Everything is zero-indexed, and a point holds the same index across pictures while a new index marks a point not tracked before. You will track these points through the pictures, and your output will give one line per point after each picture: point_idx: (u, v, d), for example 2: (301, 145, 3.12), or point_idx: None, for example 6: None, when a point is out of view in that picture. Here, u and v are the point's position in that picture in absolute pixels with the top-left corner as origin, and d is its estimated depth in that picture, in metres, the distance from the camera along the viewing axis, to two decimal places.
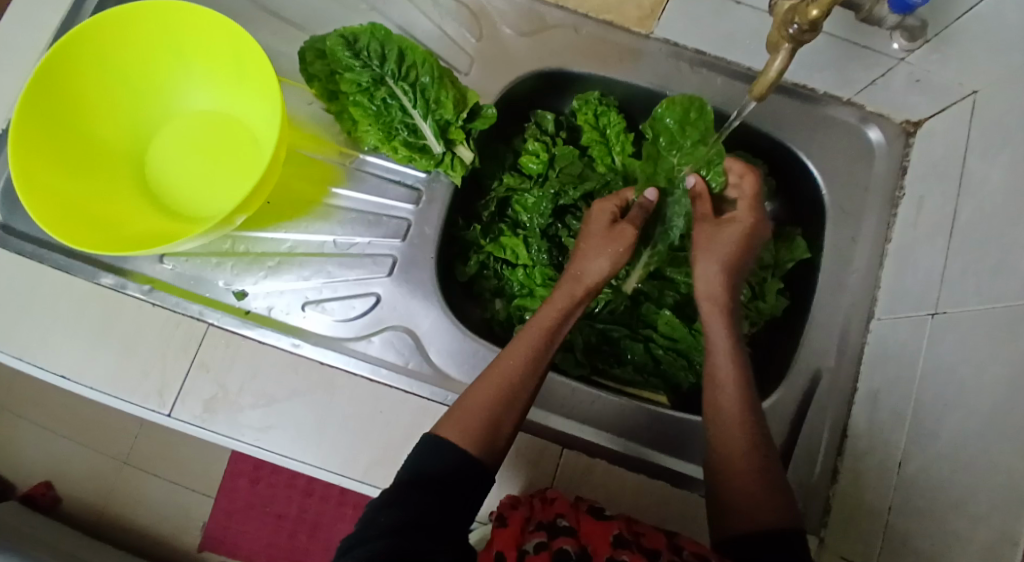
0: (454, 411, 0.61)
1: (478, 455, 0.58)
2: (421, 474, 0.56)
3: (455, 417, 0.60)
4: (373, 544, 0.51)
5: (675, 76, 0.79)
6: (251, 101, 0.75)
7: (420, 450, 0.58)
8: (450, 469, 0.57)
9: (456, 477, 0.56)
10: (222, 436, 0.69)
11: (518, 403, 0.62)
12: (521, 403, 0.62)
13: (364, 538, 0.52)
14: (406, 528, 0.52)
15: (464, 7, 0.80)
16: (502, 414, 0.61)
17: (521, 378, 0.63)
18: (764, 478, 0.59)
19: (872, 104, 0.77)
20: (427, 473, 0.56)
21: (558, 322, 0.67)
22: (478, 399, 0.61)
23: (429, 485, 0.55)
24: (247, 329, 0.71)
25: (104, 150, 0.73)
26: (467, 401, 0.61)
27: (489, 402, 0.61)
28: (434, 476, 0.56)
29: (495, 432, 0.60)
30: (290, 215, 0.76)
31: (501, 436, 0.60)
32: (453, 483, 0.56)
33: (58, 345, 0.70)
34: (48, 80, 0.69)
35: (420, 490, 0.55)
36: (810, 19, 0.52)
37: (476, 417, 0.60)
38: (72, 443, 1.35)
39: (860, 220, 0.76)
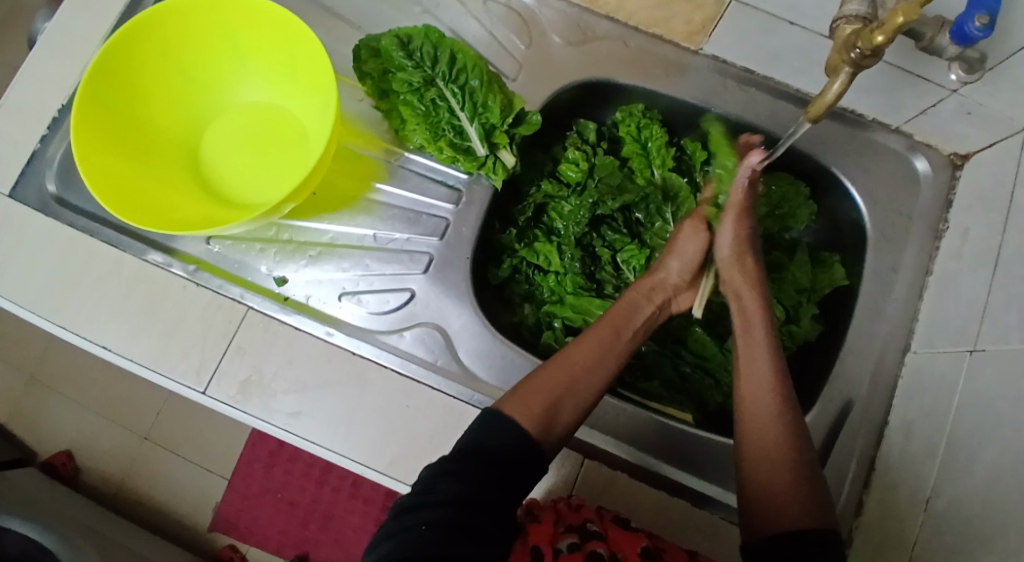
0: (519, 390, 0.63)
1: (537, 436, 0.60)
2: (480, 446, 0.58)
3: (522, 395, 0.62)
4: (432, 514, 0.53)
5: (720, 93, 0.79)
6: (304, 95, 0.76)
7: (480, 423, 0.60)
8: (508, 446, 0.58)
9: (514, 456, 0.58)
10: (253, 418, 0.70)
11: (582, 390, 0.64)
12: (584, 394, 0.64)
13: (424, 504, 0.54)
14: (464, 501, 0.54)
15: (515, 14, 0.81)
16: (566, 403, 0.63)
17: (587, 371, 0.65)
18: (791, 461, 0.58)
19: (921, 133, 0.76)
20: (485, 446, 0.58)
21: (628, 317, 0.70)
22: (543, 380, 0.63)
23: (489, 459, 0.57)
24: (286, 314, 0.73)
25: (160, 135, 0.75)
26: (534, 382, 0.63)
27: (556, 387, 0.63)
28: (493, 450, 0.58)
29: (558, 417, 0.62)
30: (332, 207, 0.77)
31: (562, 422, 0.62)
32: (510, 460, 0.58)
33: (102, 318, 0.72)
34: (110, 65, 0.71)
35: (480, 462, 0.56)
36: (874, 45, 0.52)
37: (541, 397, 0.62)
38: (98, 416, 1.38)
39: (902, 249, 0.76)
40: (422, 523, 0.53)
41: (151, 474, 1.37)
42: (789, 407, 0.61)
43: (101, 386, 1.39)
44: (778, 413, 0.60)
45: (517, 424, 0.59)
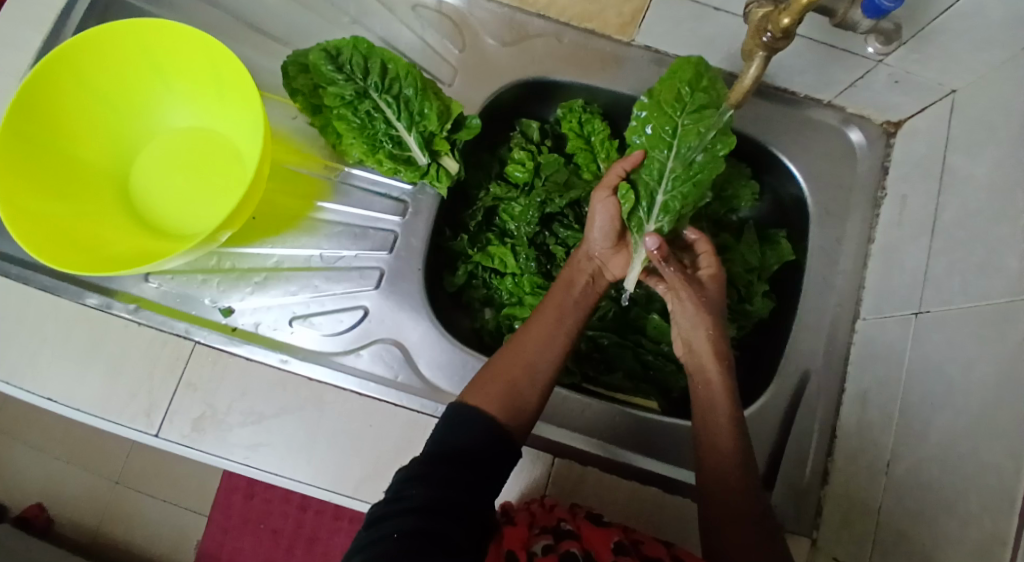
0: (479, 381, 0.63)
1: (502, 422, 0.60)
2: (447, 446, 0.57)
3: (481, 385, 0.62)
4: (402, 523, 0.52)
5: (655, 81, 0.80)
6: (234, 117, 0.74)
7: (447, 423, 0.59)
8: (473, 437, 0.58)
9: (481, 448, 0.57)
10: (211, 455, 0.68)
11: (540, 376, 0.64)
12: (544, 379, 0.64)
13: (393, 513, 0.53)
14: (432, 506, 0.53)
15: (445, 19, 0.81)
16: (525, 384, 0.63)
17: (541, 355, 0.65)
18: (746, 483, 0.63)
19: (852, 106, 0.77)
20: (452, 446, 0.57)
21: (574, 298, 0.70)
22: (498, 368, 0.63)
23: (457, 458, 0.56)
24: (235, 346, 0.71)
25: (87, 173, 0.72)
26: (490, 374, 0.63)
27: (512, 371, 0.63)
28: (460, 448, 0.57)
29: (520, 400, 0.62)
30: (277, 229, 0.76)
31: (524, 403, 0.62)
32: (479, 456, 0.57)
33: (44, 367, 0.69)
34: (27, 104, 0.69)
35: (449, 463, 0.56)
36: (783, 27, 0.52)
37: (499, 386, 0.62)
38: (62, 462, 1.34)
39: (845, 221, 0.77)
40: (391, 533, 0.52)
41: (125, 516, 1.33)
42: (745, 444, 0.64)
43: (65, 430, 1.35)
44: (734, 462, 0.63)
45: (482, 415, 0.59)
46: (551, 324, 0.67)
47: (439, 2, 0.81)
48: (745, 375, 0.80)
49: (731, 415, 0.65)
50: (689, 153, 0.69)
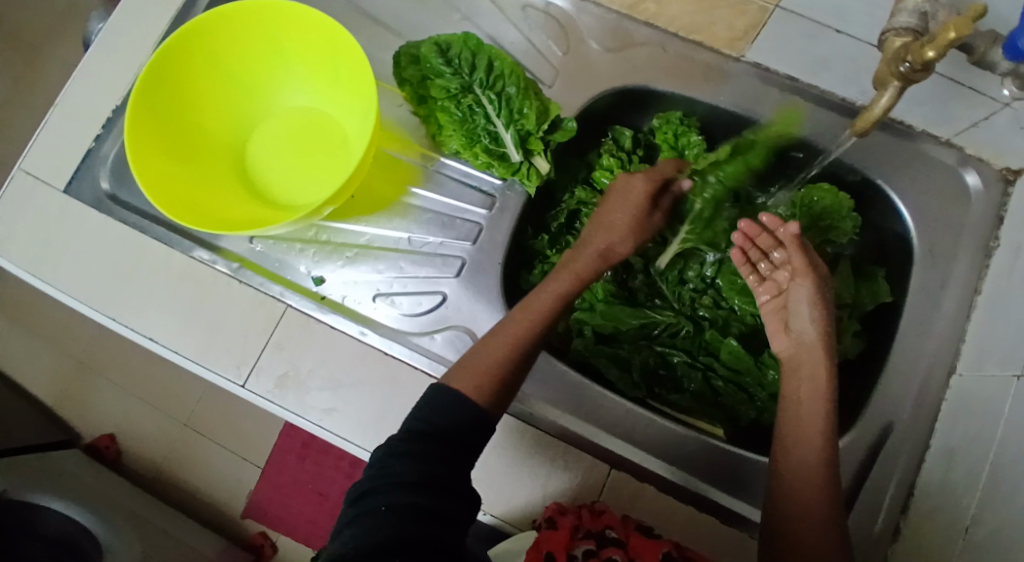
0: (463, 367, 0.64)
1: (488, 407, 0.61)
2: (430, 425, 0.57)
3: (466, 373, 0.63)
4: (391, 497, 0.52)
5: (762, 99, 0.77)
6: (346, 102, 0.78)
7: (428, 401, 0.59)
8: (460, 422, 0.57)
9: (462, 429, 0.57)
10: (289, 411, 0.71)
11: (526, 359, 0.65)
12: (527, 364, 0.66)
13: (380, 488, 0.53)
14: (423, 483, 0.53)
15: (553, 20, 0.81)
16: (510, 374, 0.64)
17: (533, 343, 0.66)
18: (830, 518, 0.60)
19: (972, 147, 0.74)
20: (437, 425, 0.57)
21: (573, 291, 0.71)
22: (483, 360, 0.64)
23: (443, 438, 0.56)
24: (322, 314, 0.74)
25: (207, 140, 0.77)
26: (477, 359, 0.64)
27: (497, 362, 0.64)
28: (446, 428, 0.57)
29: (503, 391, 0.63)
30: (370, 209, 0.78)
31: (506, 392, 0.63)
32: (461, 436, 0.57)
33: (150, 311, 0.74)
34: (163, 70, 0.73)
35: (435, 442, 0.56)
36: (924, 60, 0.50)
37: (485, 372, 0.63)
38: (139, 401, 1.42)
39: (951, 268, 0.73)
40: (381, 506, 0.52)
41: (189, 462, 1.40)
42: (832, 483, 0.61)
43: (145, 374, 1.43)
44: (818, 492, 0.60)
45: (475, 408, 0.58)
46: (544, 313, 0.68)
47: (549, 4, 0.81)
48: None
49: (822, 447, 0.62)
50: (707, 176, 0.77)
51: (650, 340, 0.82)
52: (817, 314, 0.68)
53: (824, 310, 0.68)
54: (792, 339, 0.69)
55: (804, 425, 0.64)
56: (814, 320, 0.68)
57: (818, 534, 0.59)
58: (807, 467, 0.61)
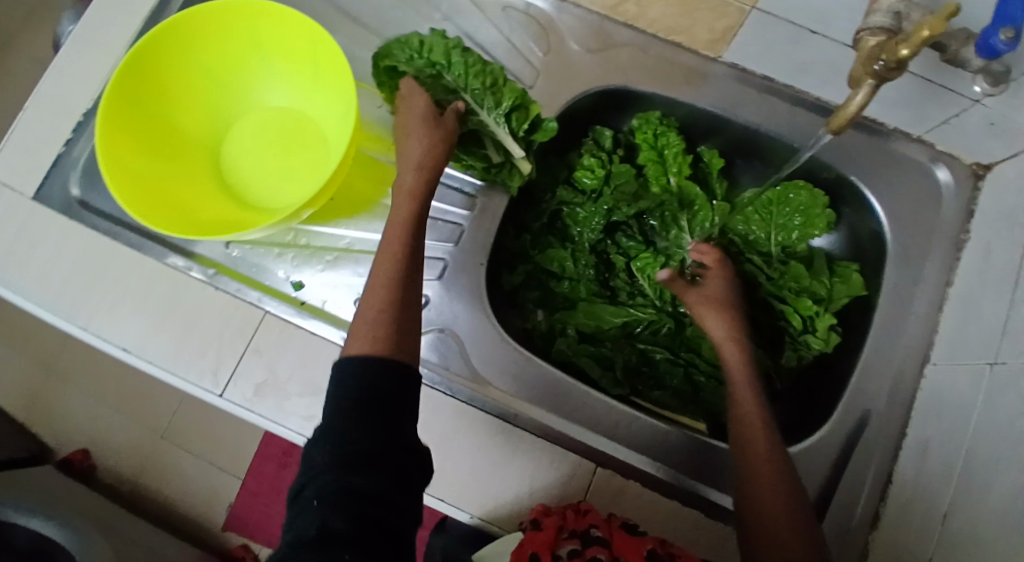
0: (353, 334, 0.57)
1: (397, 354, 0.54)
2: (351, 396, 0.51)
3: (355, 338, 0.56)
4: (321, 487, 0.47)
5: (740, 100, 0.78)
6: (326, 102, 0.77)
7: (338, 375, 0.53)
8: (378, 382, 0.51)
9: (382, 390, 0.51)
10: (268, 419, 0.70)
11: (404, 291, 0.59)
12: (408, 300, 0.59)
13: (311, 481, 0.48)
14: (350, 466, 0.47)
15: (534, 21, 0.81)
16: (399, 314, 0.57)
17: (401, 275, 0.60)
18: (794, 509, 0.58)
19: (943, 144, 0.75)
20: (356, 393, 0.51)
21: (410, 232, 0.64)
22: (365, 319, 0.57)
23: (363, 404, 0.50)
24: (302, 319, 0.73)
25: (182, 140, 0.76)
26: (359, 326, 0.57)
27: (379, 315, 0.57)
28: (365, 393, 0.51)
29: (402, 338, 0.56)
30: (349, 213, 0.78)
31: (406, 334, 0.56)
32: (383, 399, 0.51)
33: (123, 319, 0.73)
34: (138, 69, 0.71)
35: (347, 415, 0.49)
36: (898, 58, 0.50)
37: (376, 327, 0.56)
38: (114, 411, 1.40)
39: (924, 261, 0.75)
40: (312, 500, 0.46)
41: (166, 470, 1.38)
42: (792, 480, 0.61)
43: (120, 381, 1.41)
44: (774, 487, 0.60)
45: (366, 356, 0.53)
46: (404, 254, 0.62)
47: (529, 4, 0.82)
48: (800, 406, 0.79)
49: (767, 440, 0.64)
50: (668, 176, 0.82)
51: (632, 338, 0.83)
52: (727, 337, 0.73)
53: (734, 334, 0.73)
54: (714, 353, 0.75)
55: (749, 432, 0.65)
56: (726, 341, 0.73)
57: (784, 527, 0.57)
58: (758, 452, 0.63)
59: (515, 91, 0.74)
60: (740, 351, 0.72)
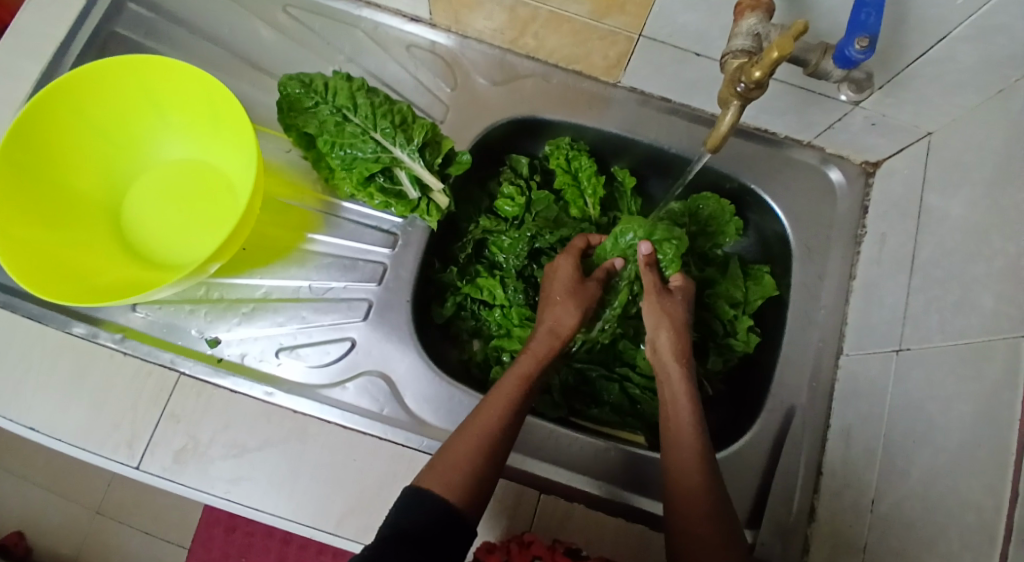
0: (436, 465, 0.61)
1: (462, 507, 0.58)
2: (399, 527, 0.55)
3: (438, 467, 0.61)
4: None
5: (642, 122, 0.81)
6: (227, 151, 0.76)
7: (399, 504, 0.57)
8: (428, 523, 0.56)
9: (431, 530, 0.56)
10: (192, 488, 0.68)
11: (500, 451, 0.63)
12: (501, 452, 0.63)
13: None
14: None
15: (438, 57, 0.83)
16: (489, 463, 0.61)
17: (502, 434, 0.63)
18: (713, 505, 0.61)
19: (832, 146, 0.80)
20: (404, 525, 0.55)
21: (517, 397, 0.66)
22: (457, 452, 0.61)
23: (410, 538, 0.54)
24: (219, 377, 0.71)
25: (80, 203, 0.73)
26: (449, 454, 0.61)
27: (473, 451, 0.61)
28: (412, 528, 0.55)
29: (481, 484, 0.60)
30: (265, 261, 0.77)
31: (484, 488, 0.61)
32: (429, 536, 0.55)
33: (29, 398, 0.69)
34: (26, 133, 0.70)
35: (399, 543, 0.53)
36: (755, 79, 0.53)
37: (459, 469, 0.60)
38: (41, 492, 1.32)
39: (827, 259, 0.79)
40: None
41: (105, 548, 1.31)
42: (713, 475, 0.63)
43: (46, 459, 1.33)
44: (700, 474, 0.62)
45: (438, 500, 0.57)
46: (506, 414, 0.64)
47: (432, 42, 0.83)
48: (732, 409, 0.81)
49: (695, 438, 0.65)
50: (585, 199, 0.84)
51: (569, 358, 0.81)
52: (661, 325, 0.71)
53: (671, 322, 0.70)
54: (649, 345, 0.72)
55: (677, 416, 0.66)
56: (659, 329, 0.71)
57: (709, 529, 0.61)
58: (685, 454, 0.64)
59: (424, 127, 0.75)
60: (675, 339, 0.70)
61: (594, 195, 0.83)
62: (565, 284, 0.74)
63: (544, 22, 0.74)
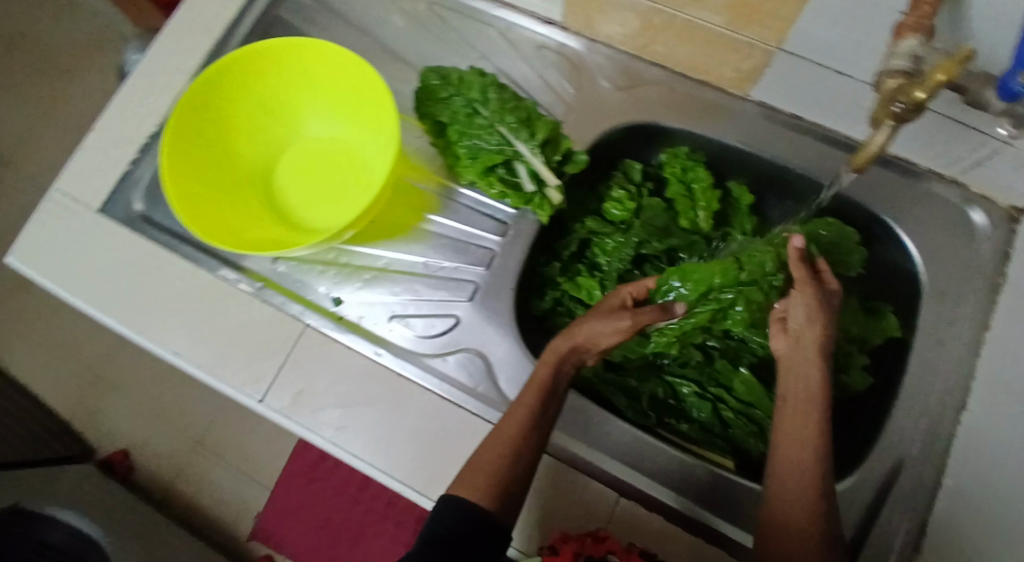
0: (465, 472, 0.64)
1: (491, 513, 0.61)
2: (433, 533, 0.60)
3: (466, 475, 0.64)
4: None
5: (766, 137, 0.80)
6: (368, 131, 0.81)
7: (436, 511, 0.62)
8: (458, 527, 0.60)
9: (466, 533, 0.60)
10: (303, 429, 0.73)
11: (525, 459, 0.64)
12: (525, 461, 0.64)
13: None
14: None
15: (564, 59, 0.85)
16: (510, 468, 0.63)
17: (524, 441, 0.64)
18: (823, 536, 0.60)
19: (978, 185, 0.76)
20: (438, 532, 0.60)
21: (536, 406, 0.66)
22: (483, 461, 0.64)
23: (441, 544, 0.59)
24: (339, 333, 0.76)
25: (239, 164, 0.80)
26: (475, 465, 0.64)
27: (497, 461, 0.63)
28: (445, 535, 0.60)
29: (510, 487, 0.63)
30: (387, 234, 0.81)
31: (514, 490, 0.63)
32: (463, 540, 0.59)
33: (175, 327, 0.77)
34: (203, 95, 0.77)
35: (432, 548, 0.58)
36: (916, 100, 0.52)
37: (485, 478, 0.63)
38: (150, 419, 1.45)
39: (958, 303, 0.75)
40: None
41: (199, 479, 1.41)
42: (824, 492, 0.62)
43: (158, 390, 1.46)
44: (811, 497, 0.61)
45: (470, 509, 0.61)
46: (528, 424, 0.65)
47: (562, 45, 0.85)
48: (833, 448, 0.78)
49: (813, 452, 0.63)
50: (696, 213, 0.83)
51: (659, 369, 0.83)
52: (815, 321, 0.66)
53: (824, 318, 0.66)
54: (789, 339, 0.69)
55: (794, 428, 0.64)
56: (811, 325, 0.66)
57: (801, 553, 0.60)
58: (800, 478, 0.62)
59: (548, 124, 0.77)
60: (824, 339, 0.66)
61: (706, 209, 0.83)
62: (608, 308, 0.73)
63: (676, 31, 0.74)
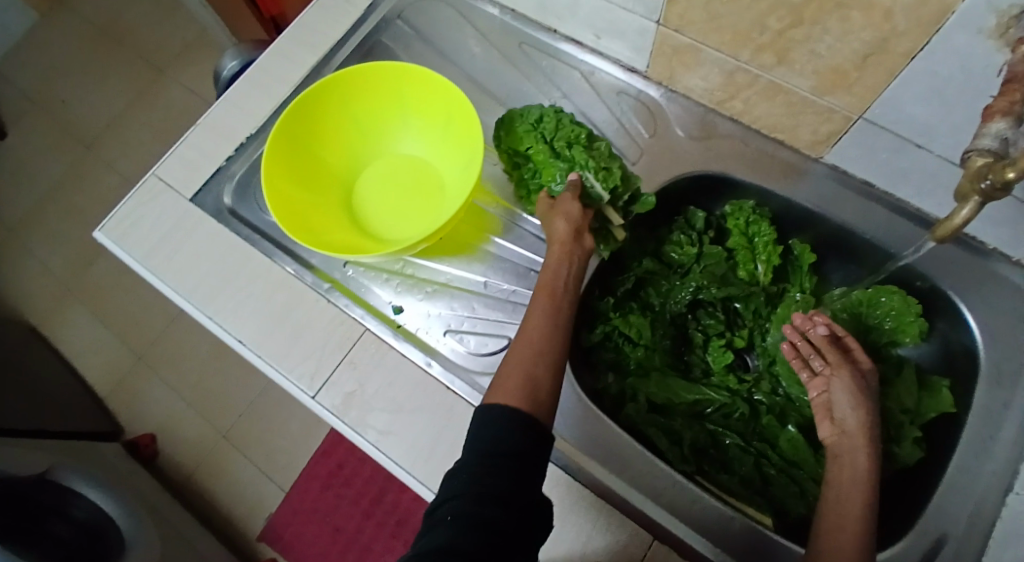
0: (495, 386, 0.65)
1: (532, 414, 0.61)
2: (494, 445, 0.58)
3: (499, 386, 0.64)
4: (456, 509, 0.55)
5: (836, 200, 0.81)
6: (451, 155, 0.85)
7: (482, 425, 0.60)
8: (512, 438, 0.58)
9: (525, 449, 0.59)
10: (350, 429, 0.75)
11: (546, 360, 0.65)
12: (550, 358, 0.66)
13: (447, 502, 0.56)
14: (481, 503, 0.55)
15: (643, 105, 0.88)
16: (535, 364, 0.65)
17: (543, 336, 0.67)
18: None
19: None
20: (501, 447, 0.58)
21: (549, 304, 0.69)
22: (508, 369, 0.65)
23: (506, 460, 0.57)
24: (396, 341, 0.79)
25: (326, 171, 0.85)
26: (501, 376, 0.65)
27: (521, 363, 0.65)
28: (507, 449, 0.58)
29: (542, 389, 0.64)
30: (452, 252, 0.84)
31: (545, 385, 0.64)
32: (524, 458, 0.58)
33: (243, 315, 0.81)
34: (306, 105, 0.82)
35: (498, 464, 0.57)
36: (1007, 179, 0.53)
37: (515, 382, 0.63)
38: (187, 405, 1.50)
39: (1017, 387, 0.74)
40: (446, 518, 0.55)
41: (219, 471, 1.44)
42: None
43: (199, 377, 1.51)
44: None
45: (514, 412, 0.60)
46: (545, 321, 0.68)
47: (641, 92, 0.88)
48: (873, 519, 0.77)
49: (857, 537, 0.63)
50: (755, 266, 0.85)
51: (701, 418, 0.82)
52: (858, 405, 0.70)
53: (866, 402, 0.70)
54: (835, 427, 0.71)
55: (846, 513, 0.64)
56: (856, 409, 0.70)
57: None
58: (846, 558, 0.62)
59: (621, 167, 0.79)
60: (869, 422, 0.69)
61: (767, 263, 0.84)
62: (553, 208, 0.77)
63: (760, 90, 0.77)
